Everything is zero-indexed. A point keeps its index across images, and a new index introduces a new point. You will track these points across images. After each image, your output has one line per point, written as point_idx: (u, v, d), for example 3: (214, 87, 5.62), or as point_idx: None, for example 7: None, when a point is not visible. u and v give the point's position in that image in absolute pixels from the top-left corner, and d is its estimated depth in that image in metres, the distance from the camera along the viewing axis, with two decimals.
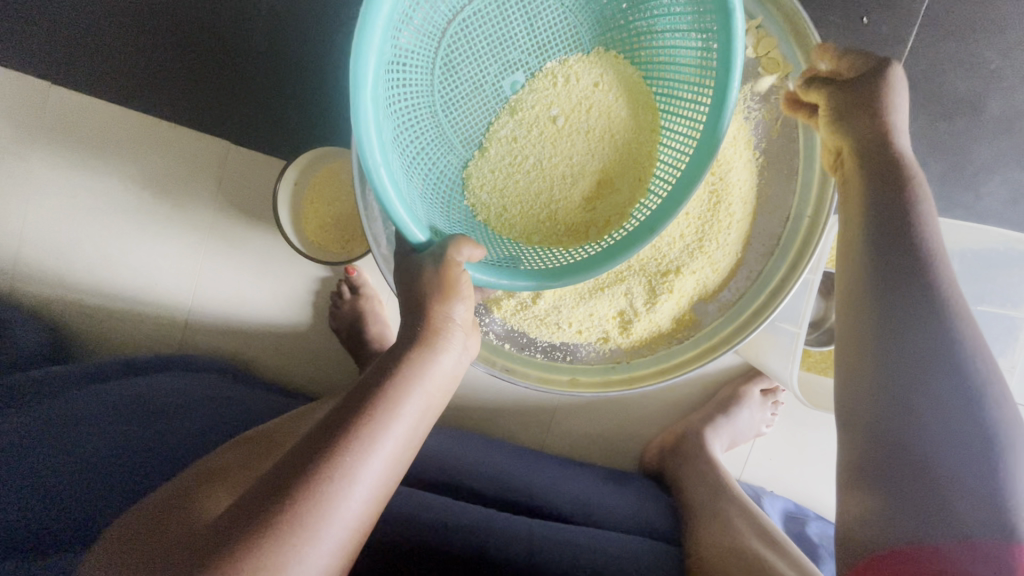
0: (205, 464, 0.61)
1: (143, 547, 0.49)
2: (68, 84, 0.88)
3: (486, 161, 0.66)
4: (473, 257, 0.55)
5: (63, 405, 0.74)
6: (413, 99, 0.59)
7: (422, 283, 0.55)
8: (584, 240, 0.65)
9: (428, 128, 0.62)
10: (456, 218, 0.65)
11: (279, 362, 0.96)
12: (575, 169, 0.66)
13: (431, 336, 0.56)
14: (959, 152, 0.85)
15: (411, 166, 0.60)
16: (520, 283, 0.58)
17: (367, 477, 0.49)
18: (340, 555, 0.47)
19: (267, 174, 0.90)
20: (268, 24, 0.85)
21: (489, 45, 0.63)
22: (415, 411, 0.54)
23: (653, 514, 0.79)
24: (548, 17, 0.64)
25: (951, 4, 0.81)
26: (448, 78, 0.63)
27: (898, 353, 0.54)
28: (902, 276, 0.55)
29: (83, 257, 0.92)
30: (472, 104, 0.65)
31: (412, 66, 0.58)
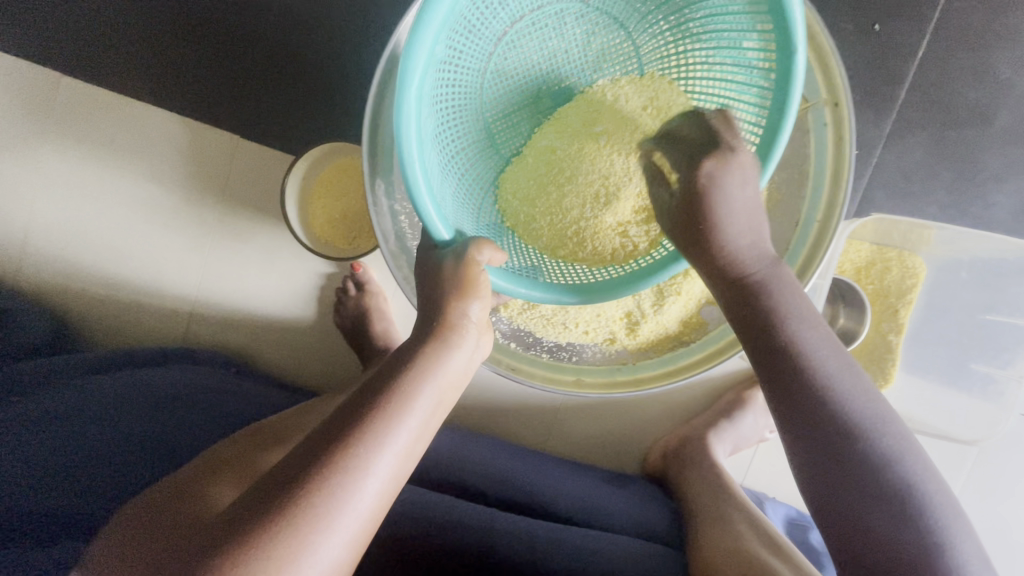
0: (212, 455, 0.61)
1: (153, 533, 0.49)
2: (80, 76, 0.88)
3: (522, 168, 0.67)
4: (494, 259, 0.57)
5: (66, 394, 0.74)
6: (459, 97, 0.62)
7: (445, 283, 0.57)
8: (608, 262, 0.66)
9: (471, 129, 0.65)
10: (485, 221, 0.67)
11: (282, 357, 0.95)
12: (610, 189, 0.65)
13: (447, 332, 0.57)
14: (968, 161, 0.85)
15: (449, 164, 0.62)
16: (537, 294, 0.61)
17: (381, 471, 0.48)
18: (351, 548, 0.47)
19: (275, 168, 0.90)
20: (284, 21, 0.85)
21: (542, 56, 0.66)
22: (429, 405, 0.54)
23: (655, 518, 0.79)
24: (605, 34, 0.67)
25: (963, 12, 0.81)
26: (497, 83, 0.65)
27: (806, 419, 0.56)
28: (789, 363, 0.57)
29: (89, 248, 0.92)
30: (517, 110, 0.68)
31: (465, 67, 0.60)
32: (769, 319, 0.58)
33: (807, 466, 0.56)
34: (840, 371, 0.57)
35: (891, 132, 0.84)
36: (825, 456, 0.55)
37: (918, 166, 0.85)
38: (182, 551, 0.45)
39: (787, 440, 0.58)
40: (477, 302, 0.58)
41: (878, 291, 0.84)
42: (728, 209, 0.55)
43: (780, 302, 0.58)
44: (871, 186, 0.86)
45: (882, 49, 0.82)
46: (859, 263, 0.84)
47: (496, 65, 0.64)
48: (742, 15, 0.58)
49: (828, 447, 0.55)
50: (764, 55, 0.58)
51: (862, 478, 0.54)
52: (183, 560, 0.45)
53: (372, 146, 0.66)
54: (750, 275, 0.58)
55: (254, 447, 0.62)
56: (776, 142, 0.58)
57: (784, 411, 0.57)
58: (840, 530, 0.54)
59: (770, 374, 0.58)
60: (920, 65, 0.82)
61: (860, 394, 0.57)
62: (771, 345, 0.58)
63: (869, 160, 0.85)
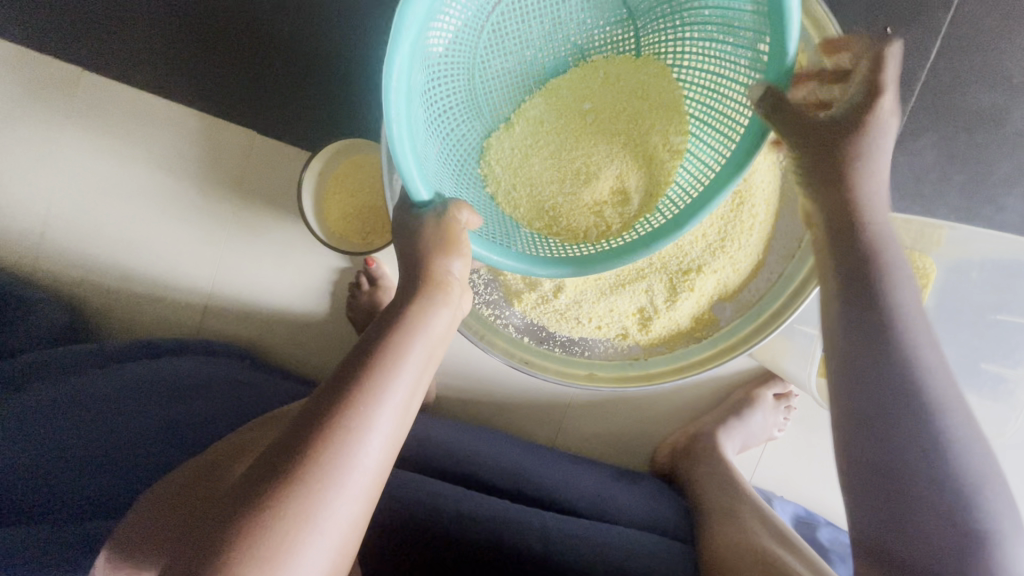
0: (233, 438, 0.63)
1: (185, 513, 0.53)
2: (101, 70, 0.90)
3: (508, 137, 0.68)
4: (471, 222, 0.55)
5: (84, 382, 0.75)
6: (452, 59, 0.61)
7: (422, 239, 0.55)
8: (581, 240, 0.66)
9: (461, 90, 0.64)
10: (466, 187, 0.66)
11: (295, 350, 0.97)
12: (590, 168, 0.68)
13: (430, 289, 0.56)
14: (980, 164, 0.85)
15: (435, 124, 0.61)
16: (509, 262, 0.60)
17: (383, 426, 0.50)
18: (362, 500, 0.48)
19: (291, 164, 0.92)
20: (302, 18, 0.87)
21: (540, 21, 0.65)
22: (420, 361, 0.54)
23: (665, 513, 0.80)
24: (604, 6, 0.66)
25: (976, 16, 0.82)
26: (491, 46, 0.64)
27: (866, 401, 0.57)
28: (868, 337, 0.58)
29: (106, 240, 0.94)
30: (507, 77, 0.67)
31: (461, 27, 0.59)
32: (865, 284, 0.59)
33: (853, 448, 0.57)
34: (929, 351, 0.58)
35: (903, 135, 0.85)
36: (875, 440, 0.56)
37: (930, 168, 0.86)
38: (202, 521, 0.48)
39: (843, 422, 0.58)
40: (465, 257, 0.56)
41: None
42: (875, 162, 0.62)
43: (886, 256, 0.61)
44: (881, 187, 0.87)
45: None
46: None
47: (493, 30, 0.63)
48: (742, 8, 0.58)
49: (879, 431, 0.56)
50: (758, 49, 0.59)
51: (909, 463, 0.54)
52: (202, 531, 0.46)
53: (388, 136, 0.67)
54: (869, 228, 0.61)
55: (267, 426, 0.64)
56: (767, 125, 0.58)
57: (857, 389, 0.58)
58: (875, 512, 0.55)
59: (864, 348, 0.58)
60: (932, 68, 0.83)
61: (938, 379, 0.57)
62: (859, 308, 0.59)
63: None
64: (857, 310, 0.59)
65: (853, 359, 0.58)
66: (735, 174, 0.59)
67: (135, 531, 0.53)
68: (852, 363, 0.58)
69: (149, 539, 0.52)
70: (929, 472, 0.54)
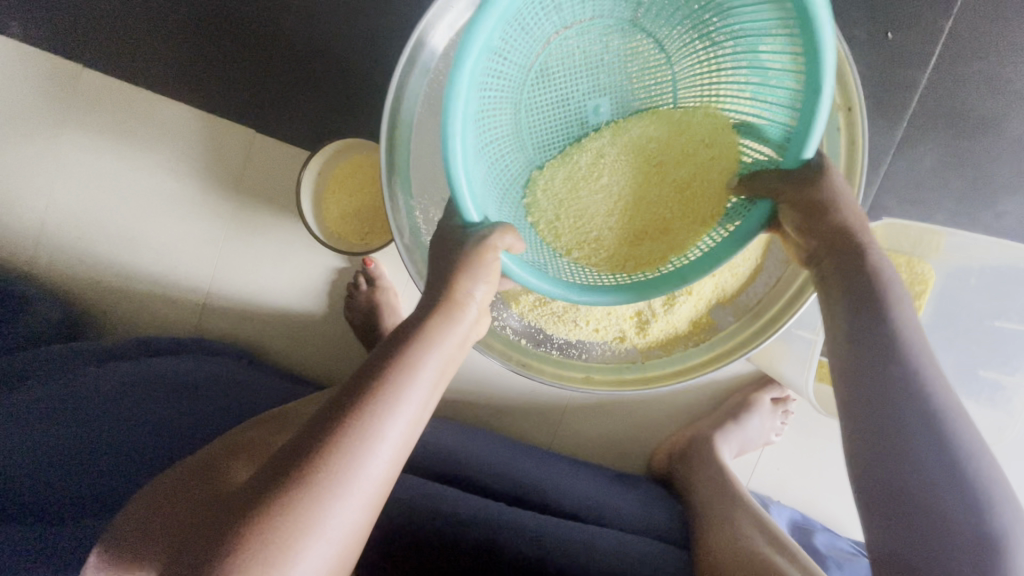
0: (231, 437, 0.63)
1: (184, 511, 0.52)
2: (102, 68, 0.90)
3: (555, 171, 0.68)
4: (513, 247, 0.58)
5: (81, 380, 0.75)
6: (503, 93, 0.63)
7: (455, 256, 0.57)
8: (618, 270, 0.67)
9: (509, 125, 0.65)
10: (511, 215, 0.67)
11: (292, 350, 0.96)
12: (634, 205, 0.68)
13: (447, 306, 0.56)
14: (979, 169, 0.85)
15: (485, 155, 0.63)
16: (546, 287, 0.61)
17: (392, 436, 0.49)
18: (367, 510, 0.48)
19: (290, 163, 0.92)
20: (303, 18, 0.87)
21: (586, 64, 0.67)
22: (433, 375, 0.54)
23: (662, 519, 0.79)
24: (647, 48, 0.67)
25: (977, 22, 0.82)
26: (540, 83, 0.66)
27: (874, 410, 0.56)
28: (877, 357, 0.57)
29: (105, 238, 0.93)
30: (557, 114, 0.68)
31: (514, 65, 0.62)
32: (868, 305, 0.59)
33: (861, 457, 0.56)
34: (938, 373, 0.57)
35: (902, 140, 0.85)
36: (884, 448, 0.55)
37: (929, 173, 0.86)
38: (205, 523, 0.48)
39: (850, 431, 0.57)
40: (482, 282, 0.57)
41: None
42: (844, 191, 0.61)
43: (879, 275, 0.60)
44: (881, 193, 0.87)
45: (895, 57, 0.83)
46: None
47: (545, 68, 0.65)
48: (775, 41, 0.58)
49: (887, 438, 0.55)
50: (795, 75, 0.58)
51: (922, 470, 0.53)
52: (204, 533, 0.46)
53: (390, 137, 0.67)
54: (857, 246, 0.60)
55: (274, 430, 0.64)
56: (807, 145, 0.58)
57: (865, 401, 0.56)
58: (888, 520, 0.54)
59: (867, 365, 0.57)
60: (932, 73, 0.83)
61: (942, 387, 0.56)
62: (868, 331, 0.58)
63: (880, 167, 0.86)
64: (864, 331, 0.58)
65: (858, 373, 0.57)
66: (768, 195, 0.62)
67: (134, 526, 0.54)
68: (854, 376, 0.58)
69: (147, 534, 0.52)
70: (940, 481, 0.53)
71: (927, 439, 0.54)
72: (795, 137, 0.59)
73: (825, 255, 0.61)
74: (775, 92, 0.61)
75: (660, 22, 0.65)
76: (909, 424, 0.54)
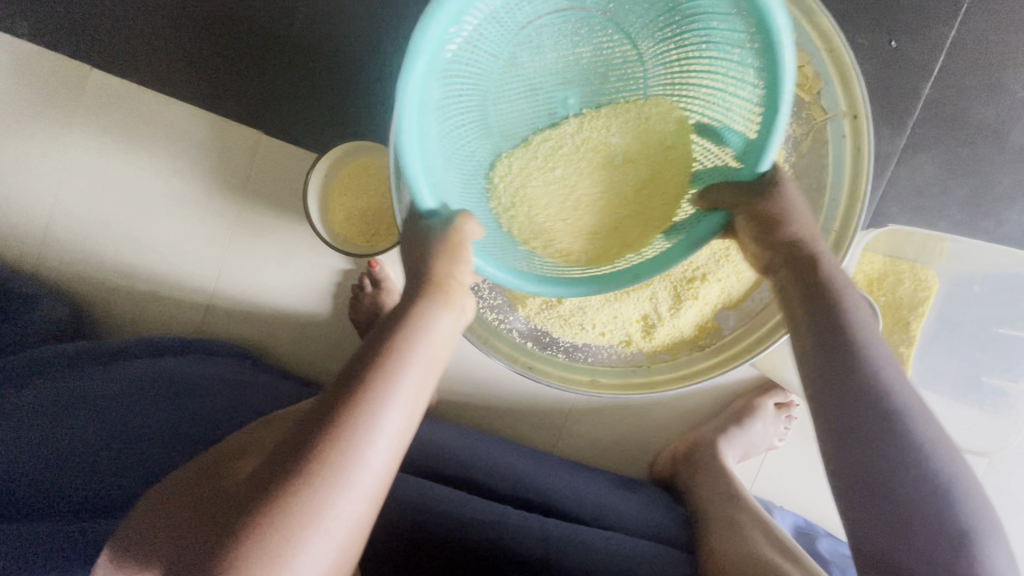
0: (237, 437, 0.63)
1: (190, 509, 0.53)
2: (109, 70, 0.90)
3: (516, 160, 0.67)
4: (475, 234, 0.56)
5: (85, 379, 0.75)
6: (468, 82, 0.60)
7: (429, 244, 0.56)
8: (573, 262, 0.67)
9: (473, 113, 0.63)
10: (471, 203, 0.65)
11: (296, 351, 0.96)
12: (593, 197, 0.67)
13: (436, 293, 0.56)
14: (982, 177, 0.86)
15: (446, 141, 0.61)
16: (503, 275, 0.60)
17: (389, 428, 0.49)
18: (368, 501, 0.48)
19: (296, 165, 0.92)
20: (311, 21, 0.87)
21: (556, 56, 0.65)
22: (425, 366, 0.54)
23: (667, 522, 0.79)
24: (618, 43, 0.65)
25: (979, 31, 0.83)
26: (507, 72, 0.64)
27: (849, 411, 0.56)
28: (840, 352, 0.57)
29: (110, 238, 0.94)
30: (522, 103, 0.66)
31: (480, 53, 0.60)
32: (831, 316, 0.59)
33: (839, 457, 0.56)
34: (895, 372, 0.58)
35: (906, 147, 0.86)
36: (867, 451, 0.54)
37: (932, 180, 0.86)
38: (210, 521, 0.49)
39: (825, 433, 0.57)
40: (466, 265, 0.56)
41: (891, 302, 0.84)
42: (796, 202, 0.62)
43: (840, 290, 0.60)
44: (884, 199, 0.87)
45: (898, 65, 0.83)
46: (872, 274, 0.84)
47: (511, 57, 0.63)
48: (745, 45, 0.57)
49: (866, 440, 0.55)
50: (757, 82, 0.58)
51: (899, 472, 0.54)
52: (212, 530, 0.47)
53: None
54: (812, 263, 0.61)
55: (264, 425, 0.64)
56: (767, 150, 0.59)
57: (833, 406, 0.57)
58: (869, 523, 0.54)
59: (828, 369, 0.58)
60: (935, 82, 0.83)
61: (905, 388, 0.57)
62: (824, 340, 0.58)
63: (884, 174, 0.86)
64: (828, 331, 0.58)
65: (826, 380, 0.57)
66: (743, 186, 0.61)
67: (140, 526, 0.54)
68: (824, 382, 0.57)
69: (156, 533, 0.53)
70: (917, 479, 0.53)
71: (902, 442, 0.54)
72: (755, 144, 0.60)
73: (786, 273, 0.62)
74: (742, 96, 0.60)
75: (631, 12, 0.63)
76: (884, 427, 0.55)
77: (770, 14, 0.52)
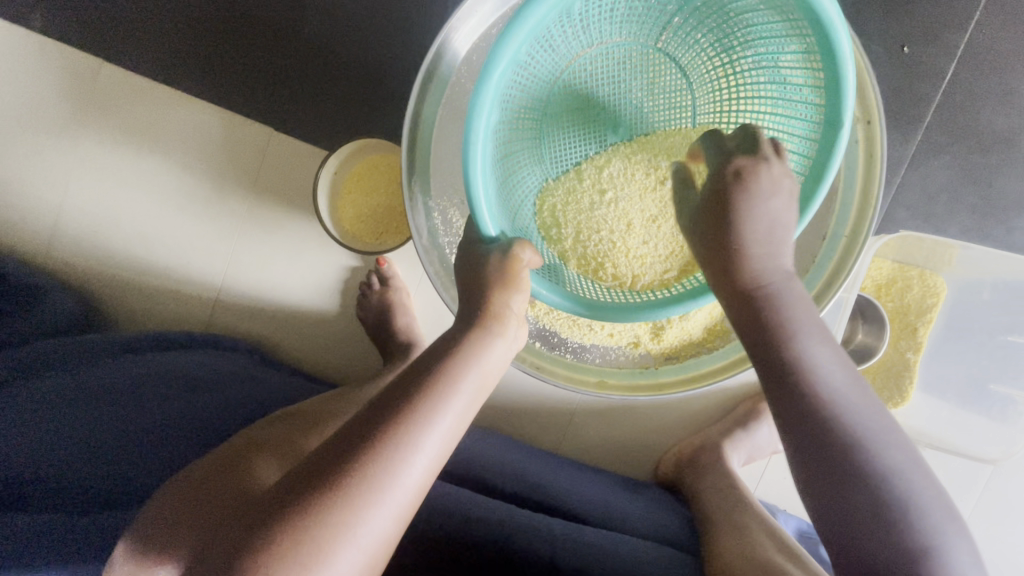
0: (251, 433, 0.63)
1: (209, 506, 0.52)
2: (123, 65, 0.91)
3: (564, 183, 0.71)
4: (531, 262, 0.60)
5: (96, 372, 0.75)
6: (521, 104, 0.66)
7: (485, 270, 0.59)
8: (629, 288, 0.69)
9: (525, 138, 0.69)
10: (521, 224, 0.70)
11: (303, 348, 0.97)
12: (648, 219, 0.70)
13: (492, 324, 0.59)
14: (991, 185, 0.86)
15: (499, 164, 0.66)
16: (556, 298, 0.65)
17: (428, 447, 0.50)
18: (397, 521, 0.47)
19: (307, 162, 0.92)
20: (325, 19, 0.88)
21: (607, 89, 0.70)
22: (473, 390, 0.55)
23: (673, 525, 0.79)
24: (670, 77, 0.70)
25: (992, 38, 0.83)
26: (561, 99, 0.69)
27: (811, 429, 0.56)
28: (787, 375, 0.58)
29: (120, 232, 0.94)
30: (572, 130, 0.71)
31: (535, 78, 0.66)
32: (778, 336, 0.59)
33: (805, 468, 0.57)
34: (848, 383, 0.58)
35: (916, 153, 0.85)
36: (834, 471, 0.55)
37: (942, 187, 0.86)
38: (234, 519, 0.48)
39: (793, 455, 0.58)
40: (520, 295, 0.60)
41: (898, 307, 0.86)
42: (754, 207, 0.57)
43: (790, 313, 0.59)
44: (894, 205, 0.87)
45: (909, 71, 0.83)
46: (880, 280, 0.86)
47: (566, 83, 0.69)
48: (808, 87, 0.61)
49: (834, 460, 0.55)
50: (814, 123, 0.62)
51: (866, 489, 0.54)
52: (235, 529, 0.46)
53: (412, 140, 0.68)
54: (764, 287, 0.59)
55: (294, 427, 0.64)
56: (810, 206, 0.61)
57: (791, 425, 0.58)
58: (842, 528, 0.54)
59: (770, 380, 0.59)
60: (947, 88, 0.83)
61: (864, 404, 0.58)
62: (770, 360, 0.59)
63: (894, 180, 0.86)
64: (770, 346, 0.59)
65: (777, 392, 0.59)
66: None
67: (147, 523, 0.52)
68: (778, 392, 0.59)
69: (163, 529, 0.52)
70: (880, 480, 0.54)
71: (860, 450, 0.55)
72: (816, 160, 0.62)
73: (730, 295, 0.60)
74: (795, 140, 0.64)
75: (681, 43, 0.68)
76: (844, 445, 0.55)
77: (841, 55, 0.56)
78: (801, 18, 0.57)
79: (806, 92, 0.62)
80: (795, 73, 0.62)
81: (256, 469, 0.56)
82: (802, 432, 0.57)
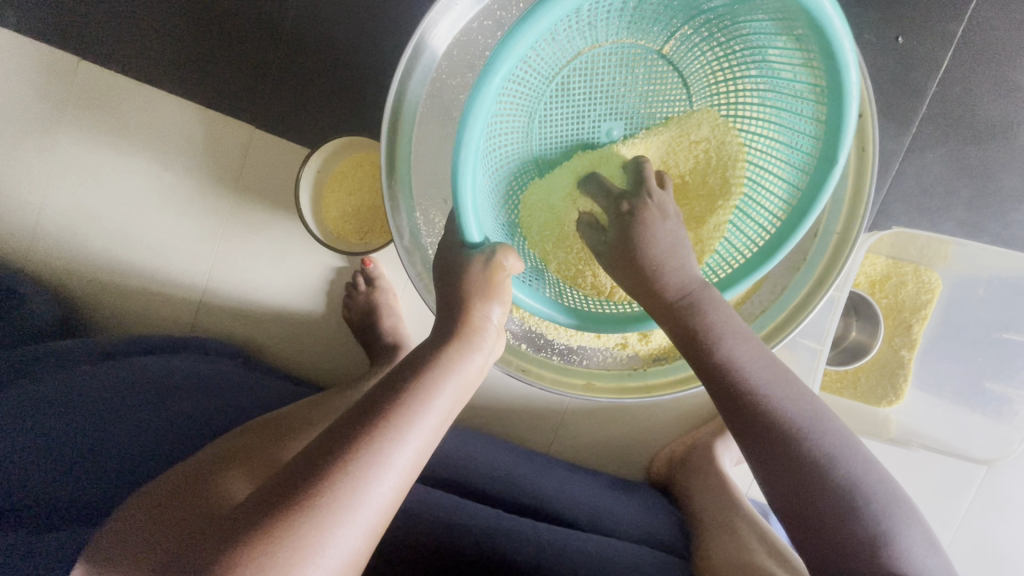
0: (222, 445, 0.62)
1: (181, 522, 0.50)
2: (99, 63, 0.88)
3: (548, 184, 0.68)
4: (514, 268, 0.59)
5: (74, 379, 0.73)
6: (517, 100, 0.63)
7: (466, 277, 0.58)
8: (606, 297, 0.71)
9: (517, 134, 0.66)
10: (502, 221, 0.68)
11: (288, 351, 0.95)
12: None
13: (467, 337, 0.58)
14: (987, 177, 0.84)
15: (488, 161, 0.63)
16: (537, 306, 0.67)
17: (399, 463, 0.48)
18: (364, 541, 0.46)
19: (288, 161, 0.90)
20: (306, 14, 0.85)
21: (607, 88, 0.68)
22: (448, 403, 0.55)
23: (662, 528, 0.78)
24: (669, 83, 0.69)
25: (988, 28, 0.80)
26: (557, 96, 0.67)
27: (764, 434, 0.55)
28: (729, 387, 0.57)
29: (101, 234, 0.92)
30: (564, 127, 0.69)
31: (536, 72, 0.62)
32: (707, 349, 0.58)
33: (768, 469, 0.55)
34: (777, 380, 0.57)
35: (911, 146, 0.83)
36: (793, 470, 0.54)
37: (938, 180, 0.84)
38: (201, 539, 0.46)
39: (754, 461, 0.57)
40: (498, 307, 0.60)
41: (892, 304, 0.85)
42: (660, 230, 0.59)
43: (713, 321, 0.58)
44: (888, 200, 0.85)
45: (903, 62, 0.81)
46: (873, 277, 0.85)
47: (564, 79, 0.66)
48: (809, 124, 0.62)
49: (791, 455, 0.54)
50: (808, 159, 0.63)
51: (820, 485, 0.54)
52: (201, 551, 0.44)
53: (392, 137, 0.65)
54: (687, 296, 0.59)
55: (268, 438, 0.63)
56: (793, 236, 0.63)
57: (744, 432, 0.57)
58: (812, 522, 0.54)
59: (716, 390, 0.59)
60: (941, 79, 0.81)
61: (800, 397, 0.57)
62: (711, 370, 0.58)
63: (888, 174, 0.84)
64: (703, 363, 0.58)
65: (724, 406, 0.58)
66: (763, 263, 0.64)
67: (109, 541, 0.50)
68: (725, 405, 0.58)
69: (128, 548, 0.49)
70: (834, 463, 0.54)
71: (811, 438, 0.55)
72: (807, 192, 0.63)
73: (660, 308, 0.60)
74: (788, 170, 0.65)
75: (687, 52, 0.67)
76: (798, 441, 0.55)
77: (848, 98, 0.58)
78: (817, 56, 0.57)
79: (806, 126, 0.63)
80: (799, 107, 0.63)
81: (229, 485, 0.54)
82: (758, 434, 0.56)
